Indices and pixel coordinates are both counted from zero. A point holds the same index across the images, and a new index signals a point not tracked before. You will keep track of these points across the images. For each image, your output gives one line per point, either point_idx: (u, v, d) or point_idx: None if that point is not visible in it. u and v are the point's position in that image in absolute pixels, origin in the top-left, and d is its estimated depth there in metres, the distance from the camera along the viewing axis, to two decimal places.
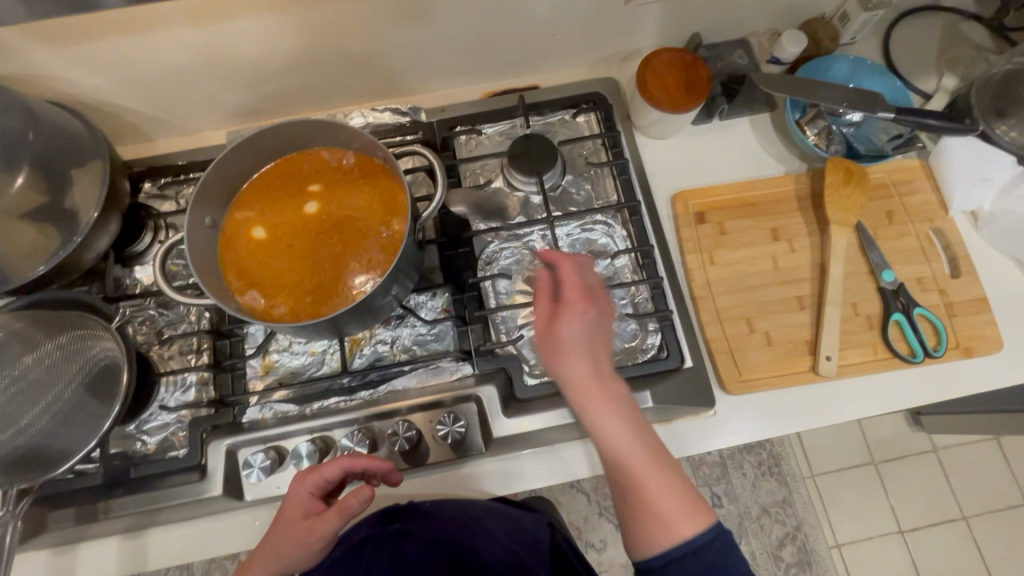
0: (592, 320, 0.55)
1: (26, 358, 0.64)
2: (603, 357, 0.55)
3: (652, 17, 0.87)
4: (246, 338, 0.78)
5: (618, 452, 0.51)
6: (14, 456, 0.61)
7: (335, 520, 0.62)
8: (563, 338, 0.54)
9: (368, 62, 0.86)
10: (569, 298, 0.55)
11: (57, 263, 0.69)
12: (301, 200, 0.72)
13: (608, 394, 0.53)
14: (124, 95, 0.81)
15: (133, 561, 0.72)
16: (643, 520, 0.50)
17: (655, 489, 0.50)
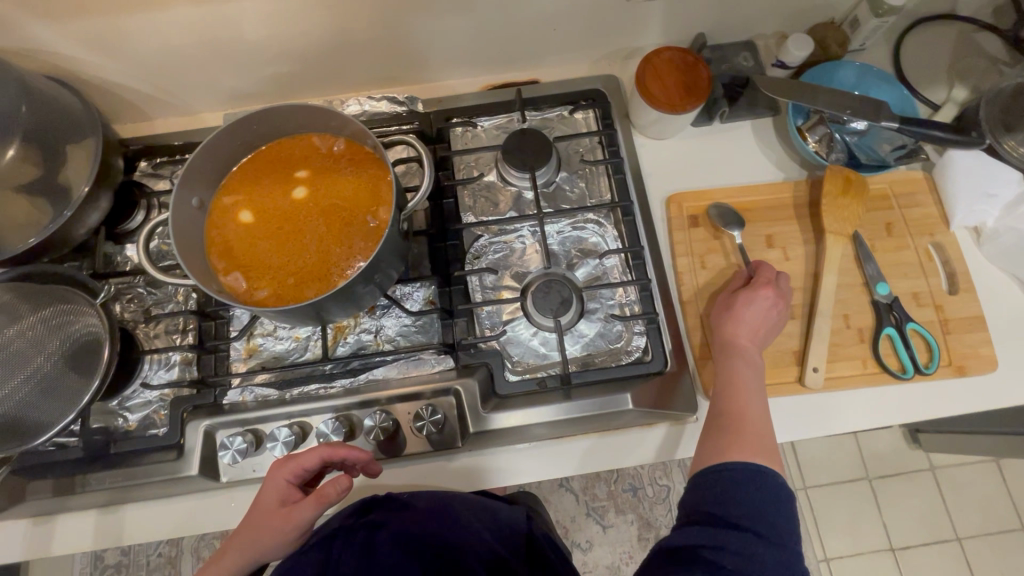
0: (766, 304, 0.71)
1: (9, 330, 0.64)
2: (759, 335, 0.70)
3: (657, 15, 0.86)
4: (231, 320, 0.79)
5: (740, 389, 0.65)
6: None
7: (312, 508, 0.63)
8: (737, 303, 0.71)
9: (368, 50, 0.85)
10: (760, 281, 0.73)
11: (49, 235, 0.70)
12: (290, 185, 0.71)
13: (749, 357, 0.68)
14: (125, 74, 0.81)
15: (108, 537, 0.72)
16: (730, 433, 0.61)
17: (753, 421, 0.62)
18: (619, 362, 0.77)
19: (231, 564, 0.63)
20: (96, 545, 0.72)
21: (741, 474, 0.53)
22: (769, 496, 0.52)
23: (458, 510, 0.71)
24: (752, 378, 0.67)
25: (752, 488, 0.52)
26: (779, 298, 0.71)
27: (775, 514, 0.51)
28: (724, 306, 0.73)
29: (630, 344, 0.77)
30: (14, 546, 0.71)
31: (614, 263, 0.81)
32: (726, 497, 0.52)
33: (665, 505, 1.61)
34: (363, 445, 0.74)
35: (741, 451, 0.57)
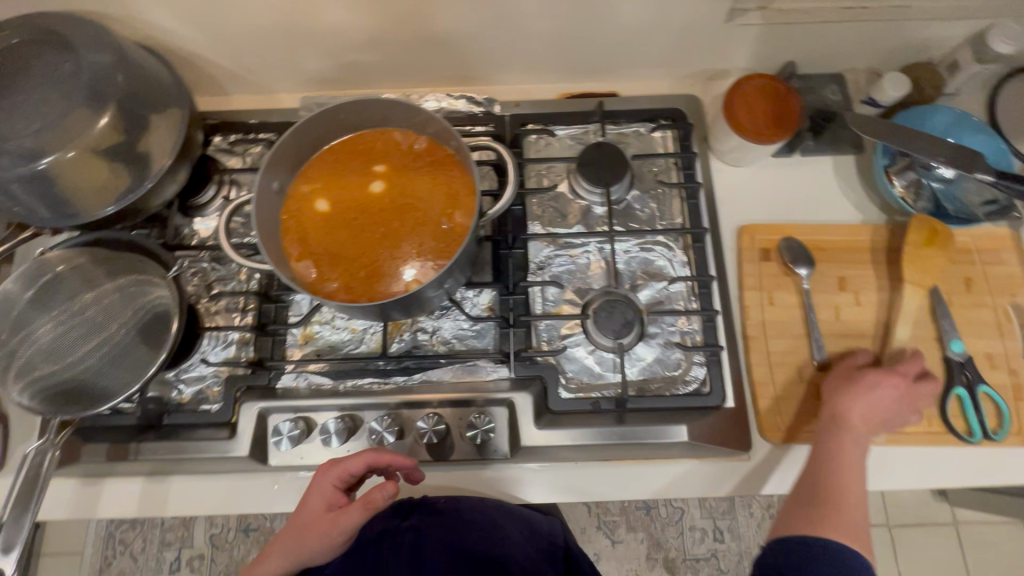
0: (893, 391, 0.66)
1: (86, 295, 0.67)
2: (876, 421, 0.65)
3: (749, 38, 0.83)
4: (291, 304, 0.78)
5: (843, 465, 0.61)
6: (64, 388, 0.63)
7: (358, 514, 0.62)
8: (861, 379, 0.67)
9: (452, 46, 0.84)
10: (895, 371, 0.68)
11: (126, 205, 0.68)
12: (367, 179, 0.71)
13: (859, 438, 0.63)
14: (212, 47, 0.82)
15: (152, 506, 0.73)
16: (820, 502, 0.57)
17: (849, 499, 0.57)
18: (675, 391, 0.75)
19: (278, 564, 0.65)
20: (140, 513, 0.72)
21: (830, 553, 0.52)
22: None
23: (500, 521, 0.73)
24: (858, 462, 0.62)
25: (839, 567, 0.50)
26: (908, 393, 0.66)
27: None
28: (842, 380, 0.69)
29: (689, 374, 0.76)
30: (61, 505, 0.72)
31: (680, 290, 0.79)
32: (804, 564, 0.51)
33: (678, 529, 1.58)
34: (409, 447, 0.74)
35: (833, 527, 0.54)
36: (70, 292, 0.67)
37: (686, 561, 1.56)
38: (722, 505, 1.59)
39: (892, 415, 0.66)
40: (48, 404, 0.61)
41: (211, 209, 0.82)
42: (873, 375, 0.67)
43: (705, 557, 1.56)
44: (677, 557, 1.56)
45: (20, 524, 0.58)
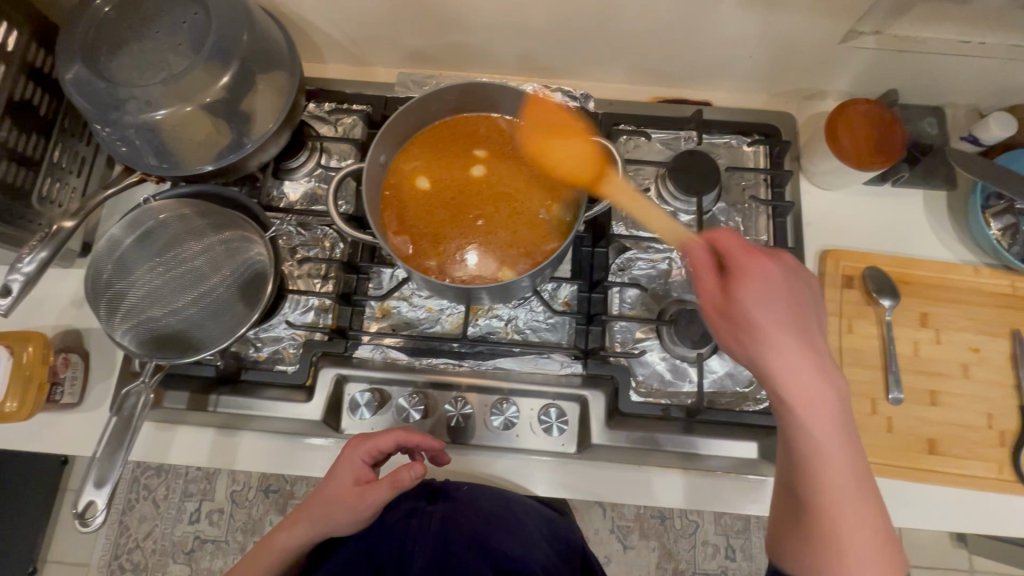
0: (776, 285, 0.47)
1: (192, 247, 0.69)
2: (805, 343, 0.46)
3: (857, 62, 0.82)
4: (372, 276, 0.79)
5: (825, 471, 0.46)
6: (164, 334, 0.65)
7: (386, 491, 0.62)
8: (761, 330, 0.46)
9: (557, 38, 0.84)
10: (766, 288, 0.47)
11: (226, 164, 0.70)
12: (467, 163, 0.71)
13: (823, 403, 0.45)
14: (320, 14, 0.82)
15: (222, 458, 0.75)
16: (823, 548, 0.46)
17: (856, 520, 0.46)
18: (746, 408, 0.75)
19: (301, 535, 0.65)
20: (212, 462, 0.75)
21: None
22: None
23: (522, 515, 0.78)
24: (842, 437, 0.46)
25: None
26: (783, 284, 0.47)
27: None
28: (754, 349, 0.46)
29: (760, 392, 0.75)
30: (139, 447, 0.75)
31: None
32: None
33: (691, 541, 1.57)
34: (477, 429, 0.75)
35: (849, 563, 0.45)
36: (169, 241, 0.69)
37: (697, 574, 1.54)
38: (738, 524, 1.57)
39: (817, 323, 0.49)
40: (145, 347, 0.64)
41: (300, 174, 0.83)
42: (778, 319, 0.46)
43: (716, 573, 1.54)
44: (687, 568, 1.55)
45: (112, 461, 0.59)
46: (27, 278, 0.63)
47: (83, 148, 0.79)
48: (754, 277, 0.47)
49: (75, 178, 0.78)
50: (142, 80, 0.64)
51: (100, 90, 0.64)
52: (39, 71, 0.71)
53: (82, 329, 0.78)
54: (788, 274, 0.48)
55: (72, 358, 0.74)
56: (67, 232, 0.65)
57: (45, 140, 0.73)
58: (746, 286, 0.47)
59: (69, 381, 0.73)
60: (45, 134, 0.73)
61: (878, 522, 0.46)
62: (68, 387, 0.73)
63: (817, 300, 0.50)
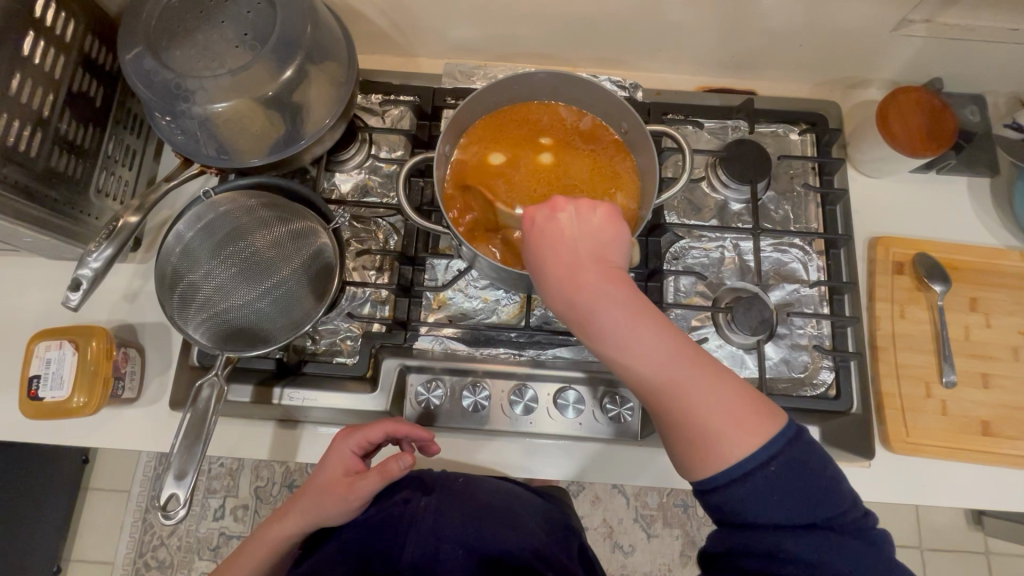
0: (564, 235, 0.49)
1: (256, 239, 0.69)
2: (582, 273, 0.48)
3: (905, 51, 0.83)
4: (427, 267, 0.79)
5: (652, 382, 0.47)
6: (235, 329, 0.67)
7: (376, 482, 0.63)
8: (561, 283, 0.49)
9: (606, 28, 0.84)
10: (550, 249, 0.50)
11: (275, 160, 0.69)
12: (532, 151, 0.72)
13: (628, 322, 0.47)
14: (371, 5, 0.82)
15: (283, 449, 0.76)
16: (694, 449, 0.46)
17: (705, 412, 0.46)
18: (803, 393, 0.75)
19: (292, 525, 0.65)
20: (271, 456, 0.76)
21: (781, 464, 0.45)
22: (802, 461, 0.45)
23: (517, 509, 0.75)
24: (637, 344, 0.47)
25: (800, 468, 0.45)
26: (565, 228, 0.50)
27: (811, 506, 0.44)
28: (565, 309, 0.49)
29: (817, 377, 0.76)
30: (215, 442, 0.76)
31: (813, 294, 0.79)
32: (765, 496, 0.44)
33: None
34: (538, 418, 0.75)
35: (720, 454, 0.46)
36: (232, 232, 0.70)
37: None
38: None
39: (614, 249, 0.50)
40: (219, 343, 0.66)
41: (351, 166, 0.82)
42: (565, 268, 0.49)
43: None
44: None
45: (192, 455, 0.61)
46: (95, 274, 0.63)
47: (133, 140, 0.78)
48: (538, 242, 0.50)
49: (126, 171, 0.78)
50: (204, 71, 0.63)
51: (166, 82, 0.63)
52: (94, 62, 0.71)
53: (136, 323, 0.77)
54: (571, 217, 0.50)
55: (131, 353, 0.73)
56: (132, 227, 0.65)
57: (100, 132, 0.73)
58: (547, 255, 0.50)
59: (129, 376, 0.72)
60: (99, 126, 0.73)
61: (737, 395, 0.47)
62: (129, 382, 0.72)
63: (614, 227, 0.50)
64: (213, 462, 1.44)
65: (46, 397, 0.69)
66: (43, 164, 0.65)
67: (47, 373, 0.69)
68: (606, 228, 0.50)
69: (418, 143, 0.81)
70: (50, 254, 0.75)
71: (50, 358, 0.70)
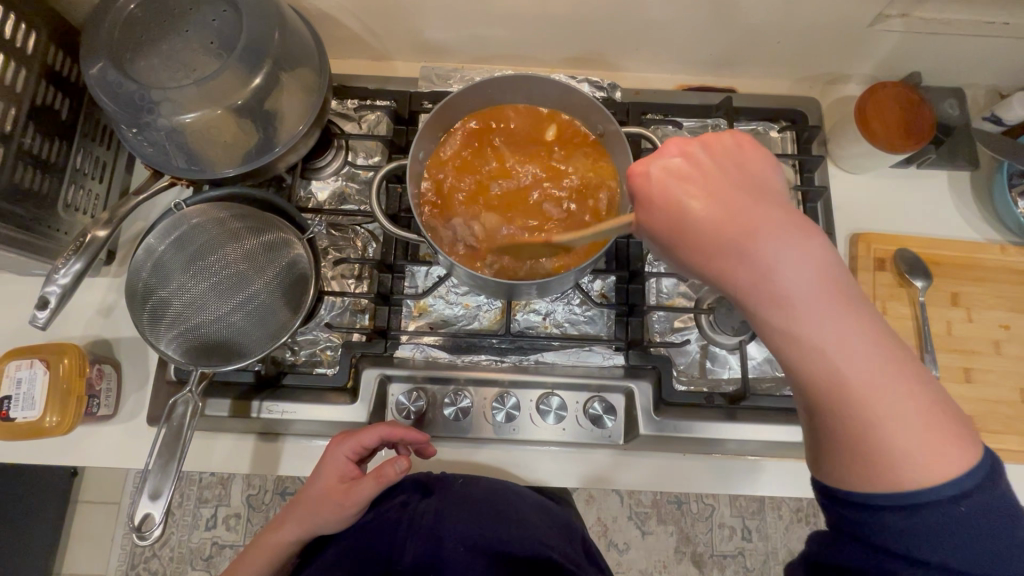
0: (698, 180, 0.45)
1: (230, 251, 0.68)
2: (726, 218, 0.42)
3: (881, 46, 0.83)
4: (406, 275, 0.78)
5: (820, 362, 0.38)
6: (211, 342, 0.66)
7: (371, 487, 0.62)
8: (699, 231, 0.43)
9: (583, 29, 0.83)
10: (678, 189, 0.45)
11: (249, 169, 0.67)
12: (518, 156, 0.72)
13: (789, 282, 0.39)
14: (344, 10, 0.81)
15: (265, 463, 0.75)
16: (861, 453, 0.37)
17: (889, 408, 0.37)
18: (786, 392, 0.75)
19: (290, 534, 0.64)
20: (252, 470, 0.75)
21: (976, 509, 0.35)
22: (1002, 509, 0.35)
23: (518, 505, 0.73)
24: (804, 309, 0.39)
25: (1002, 524, 0.35)
26: (700, 171, 0.45)
27: (996, 564, 0.35)
28: (701, 254, 0.43)
29: None
30: (195, 457, 0.75)
31: None
32: (938, 542, 0.35)
33: (707, 524, 1.37)
34: (521, 424, 0.74)
35: (900, 467, 0.36)
36: (205, 246, 0.69)
37: (714, 560, 1.35)
38: None
39: (762, 197, 0.44)
40: (196, 357, 0.65)
41: (327, 173, 0.81)
42: (705, 213, 0.43)
43: (733, 556, 1.35)
44: (704, 553, 1.36)
45: (167, 472, 0.60)
46: (63, 290, 0.61)
47: (102, 152, 0.77)
48: (663, 188, 0.45)
49: (96, 184, 0.76)
50: (171, 80, 0.62)
51: (130, 93, 0.62)
52: (58, 74, 0.70)
53: (111, 339, 0.76)
54: (700, 161, 0.45)
55: (106, 369, 0.72)
56: (101, 240, 0.63)
57: (67, 146, 0.71)
58: (671, 185, 0.45)
59: (104, 393, 0.71)
60: (66, 139, 0.71)
61: (924, 396, 0.37)
62: (104, 399, 0.71)
63: (755, 177, 0.44)
64: (202, 472, 1.42)
65: (18, 418, 0.68)
66: (8, 180, 0.64)
67: (18, 394, 0.68)
68: (741, 174, 0.44)
69: (394, 149, 0.80)
70: (21, 270, 0.74)
71: (21, 377, 0.68)
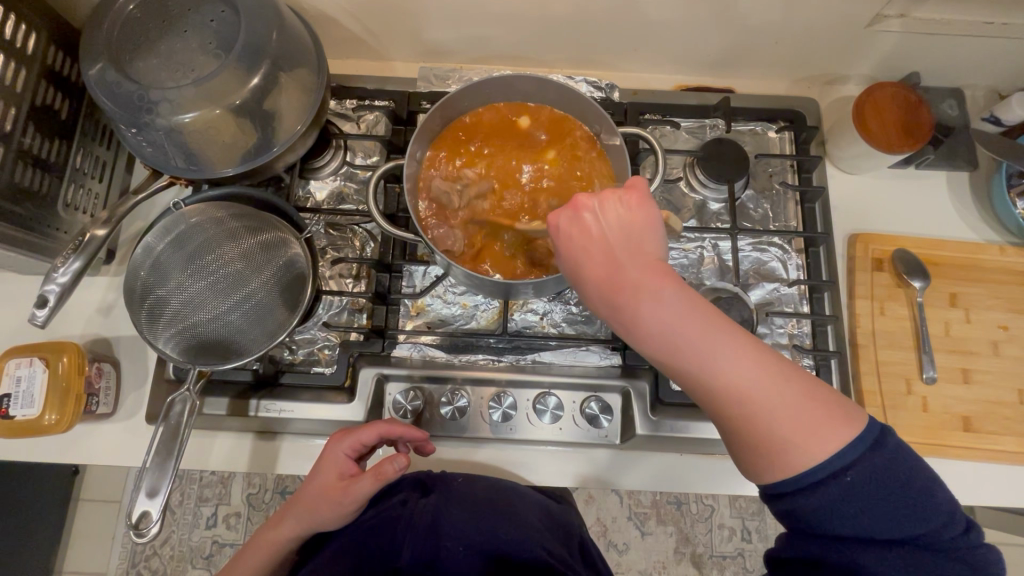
0: (598, 234, 0.47)
1: (229, 251, 0.69)
2: (625, 269, 0.46)
3: (880, 46, 0.83)
4: (404, 274, 0.79)
5: (716, 388, 0.43)
6: (207, 343, 0.67)
7: (370, 485, 0.61)
8: (604, 285, 0.46)
9: (581, 29, 0.83)
10: (585, 245, 0.47)
11: (249, 168, 0.68)
12: (519, 152, 0.72)
13: (679, 323, 0.44)
14: (342, 10, 0.81)
15: (263, 462, 0.76)
16: (764, 456, 0.42)
17: (777, 417, 0.42)
18: None
19: (289, 531, 0.64)
20: (250, 468, 0.75)
21: (861, 476, 0.41)
22: (887, 471, 0.41)
23: (517, 503, 0.74)
24: (694, 344, 0.44)
25: (883, 477, 0.41)
26: (599, 225, 0.47)
27: (891, 522, 0.41)
28: (609, 307, 0.46)
29: None
30: (193, 456, 0.75)
31: (794, 293, 0.79)
32: (836, 511, 0.41)
33: (707, 525, 1.37)
34: (518, 423, 0.75)
35: (794, 467, 0.42)
36: (203, 245, 0.69)
37: (714, 561, 1.35)
38: None
39: (652, 239, 0.47)
40: (193, 357, 0.66)
41: (326, 173, 0.81)
42: (605, 269, 0.46)
43: (733, 556, 1.35)
44: (704, 553, 1.35)
45: (164, 470, 0.60)
46: (62, 289, 0.62)
47: (102, 152, 0.77)
48: (569, 245, 0.48)
49: (96, 183, 0.77)
50: (170, 80, 0.62)
51: (129, 93, 0.62)
52: (57, 74, 0.70)
53: (110, 337, 0.76)
54: (597, 213, 0.47)
55: (105, 368, 0.72)
56: (100, 239, 0.64)
57: (66, 145, 0.72)
58: (574, 245, 0.48)
59: (103, 391, 0.72)
60: (66, 139, 0.72)
61: (806, 391, 0.43)
62: (103, 397, 0.71)
63: (646, 218, 0.47)
64: (203, 471, 1.42)
65: (17, 416, 0.68)
66: (8, 179, 0.64)
67: (17, 391, 0.69)
68: (637, 217, 0.47)
69: (393, 149, 0.80)
70: (21, 269, 0.74)
71: (21, 376, 0.69)
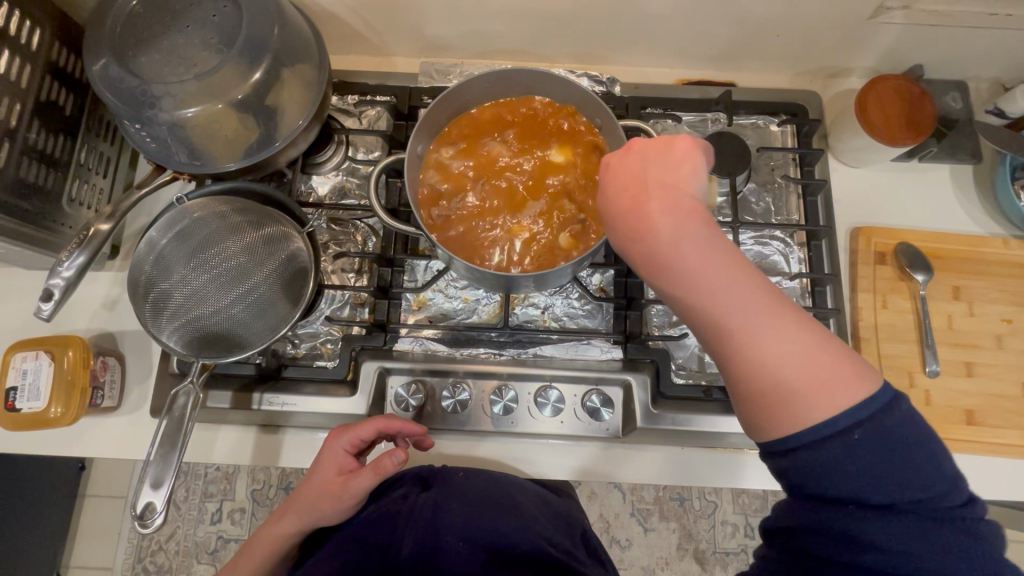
0: (639, 169, 0.49)
1: (231, 245, 0.69)
2: (659, 203, 0.47)
3: (883, 38, 0.82)
4: (406, 268, 0.79)
5: (728, 326, 0.44)
6: (210, 331, 0.67)
7: (369, 479, 0.62)
8: (633, 215, 0.48)
9: (583, 23, 0.83)
10: (623, 179, 0.49)
11: (250, 164, 0.68)
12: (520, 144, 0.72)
13: (703, 258, 0.45)
14: (344, 6, 0.81)
15: (266, 454, 0.76)
16: (772, 407, 0.42)
17: (786, 363, 0.42)
18: None
19: (290, 525, 0.65)
20: (253, 461, 0.76)
21: (867, 434, 0.40)
22: (891, 432, 0.40)
23: (516, 496, 0.74)
24: (712, 281, 0.44)
25: (890, 439, 0.40)
26: (642, 163, 0.49)
27: (893, 484, 0.39)
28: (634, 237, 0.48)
29: None
30: (198, 449, 0.76)
31: (795, 286, 0.79)
32: (836, 470, 0.40)
33: (710, 521, 1.37)
34: (519, 416, 0.75)
35: (797, 414, 0.42)
36: (205, 239, 0.69)
37: (717, 557, 1.35)
38: None
39: (692, 184, 0.48)
40: (196, 346, 0.66)
41: (327, 168, 0.82)
42: (636, 202, 0.48)
43: (736, 553, 1.35)
44: (707, 550, 1.35)
45: (168, 462, 0.61)
46: (67, 283, 0.62)
47: (106, 148, 0.78)
48: (611, 179, 0.50)
49: (100, 179, 0.77)
50: (172, 75, 0.62)
51: (132, 88, 0.63)
52: (62, 70, 0.71)
53: (116, 332, 0.77)
54: (642, 154, 0.49)
55: (110, 361, 0.73)
56: (103, 234, 0.64)
57: (71, 141, 0.72)
58: (612, 195, 0.50)
59: (108, 384, 0.72)
60: (70, 134, 0.72)
61: (824, 349, 0.43)
62: (108, 390, 0.72)
63: (691, 163, 0.48)
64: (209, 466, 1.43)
65: (24, 408, 0.69)
66: (13, 174, 0.65)
67: (24, 384, 0.69)
68: (681, 164, 0.48)
69: (394, 144, 0.80)
70: (27, 264, 0.75)
71: (27, 369, 0.70)
